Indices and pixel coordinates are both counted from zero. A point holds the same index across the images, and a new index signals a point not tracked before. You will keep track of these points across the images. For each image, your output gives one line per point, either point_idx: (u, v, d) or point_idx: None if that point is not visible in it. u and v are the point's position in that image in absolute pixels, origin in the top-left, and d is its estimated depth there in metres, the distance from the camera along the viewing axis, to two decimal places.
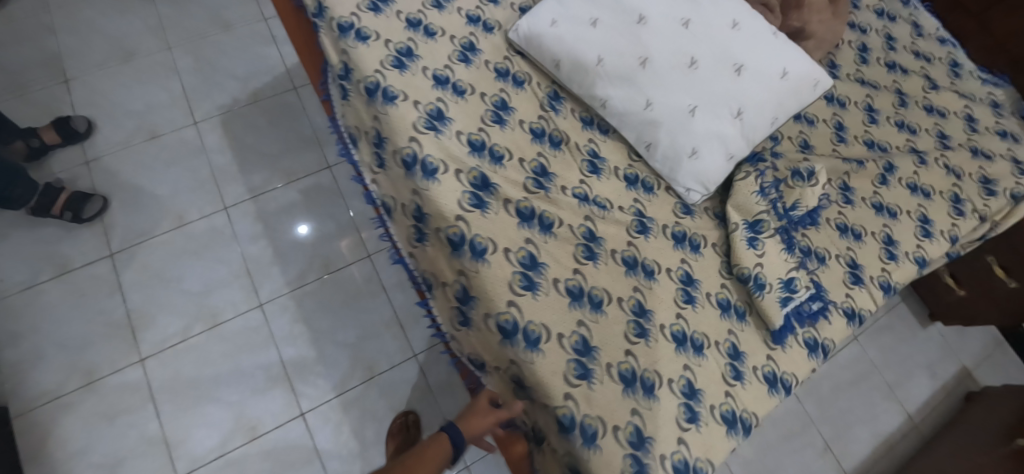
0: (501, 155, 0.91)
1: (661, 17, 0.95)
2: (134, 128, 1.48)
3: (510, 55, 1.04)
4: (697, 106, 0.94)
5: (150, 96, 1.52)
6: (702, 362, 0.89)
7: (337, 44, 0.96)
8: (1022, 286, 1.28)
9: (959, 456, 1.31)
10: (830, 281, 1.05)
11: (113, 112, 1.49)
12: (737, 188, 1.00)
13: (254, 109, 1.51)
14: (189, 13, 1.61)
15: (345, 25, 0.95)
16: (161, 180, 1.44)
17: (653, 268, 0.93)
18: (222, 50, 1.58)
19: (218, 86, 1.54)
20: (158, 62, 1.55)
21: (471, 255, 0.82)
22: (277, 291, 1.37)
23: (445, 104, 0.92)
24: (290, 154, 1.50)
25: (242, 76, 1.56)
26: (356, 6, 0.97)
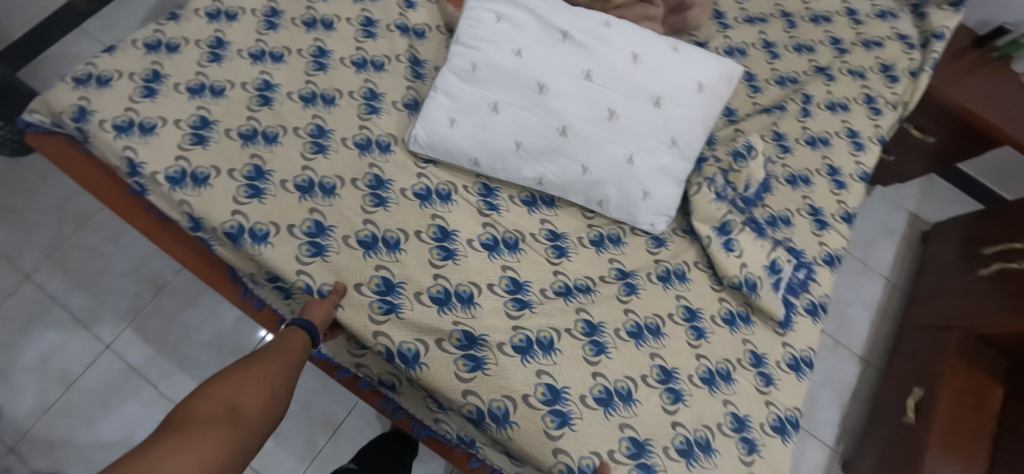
0: (468, 293, 0.84)
1: (561, 77, 0.88)
2: (41, 383, 1.17)
3: (421, 168, 0.94)
4: (632, 153, 0.89)
5: (42, 340, 1.20)
6: (735, 388, 0.91)
7: (241, 253, 0.85)
8: (941, 139, 1.34)
9: (943, 300, 1.45)
10: (801, 240, 1.09)
11: (5, 381, 1.16)
12: (695, 203, 1.00)
13: (166, 298, 1.28)
14: (28, 225, 1.27)
15: (233, 229, 0.82)
16: (108, 426, 1.17)
17: (657, 323, 0.92)
18: (96, 250, 1.29)
19: (114, 294, 1.26)
20: (24, 300, 1.22)
21: (496, 424, 0.79)
22: (293, 471, 1.16)
23: (388, 270, 0.84)
24: (228, 329, 1.28)
25: (135, 269, 1.29)
26: (233, 200, 0.84)
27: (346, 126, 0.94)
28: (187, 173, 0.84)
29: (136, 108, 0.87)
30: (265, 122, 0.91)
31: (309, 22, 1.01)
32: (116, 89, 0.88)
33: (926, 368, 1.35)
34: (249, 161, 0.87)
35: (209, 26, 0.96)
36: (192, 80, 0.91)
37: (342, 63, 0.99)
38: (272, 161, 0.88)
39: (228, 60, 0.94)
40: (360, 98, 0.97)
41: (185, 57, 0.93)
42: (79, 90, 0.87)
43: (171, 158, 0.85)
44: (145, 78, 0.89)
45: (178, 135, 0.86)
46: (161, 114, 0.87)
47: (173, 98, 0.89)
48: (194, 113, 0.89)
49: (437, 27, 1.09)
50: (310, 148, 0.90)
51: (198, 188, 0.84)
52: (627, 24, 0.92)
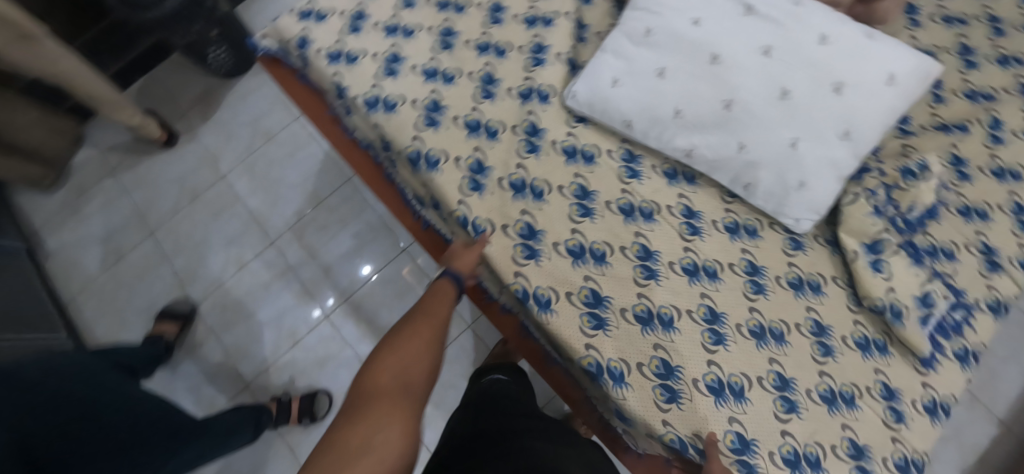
0: (601, 252, 0.86)
1: (737, 50, 0.84)
2: (222, 260, 1.45)
3: (573, 126, 0.94)
4: (799, 138, 0.84)
5: (226, 227, 1.48)
6: (857, 415, 0.85)
7: (415, 176, 0.92)
8: None
9: None
10: (964, 277, 0.98)
11: (201, 250, 1.46)
12: (847, 213, 0.93)
13: (320, 213, 1.48)
14: (230, 133, 1.56)
15: (413, 153, 0.91)
16: (265, 306, 1.41)
17: (782, 329, 0.87)
18: (275, 163, 1.53)
19: (282, 201, 1.50)
20: (220, 193, 1.51)
21: (613, 383, 0.81)
22: None
23: (531, 216, 0.87)
24: (363, 248, 1.45)
25: (300, 184, 1.51)
26: (413, 126, 0.92)
27: (512, 76, 0.97)
28: (380, 98, 0.94)
29: (345, 41, 1.00)
30: (446, 64, 0.98)
31: None
32: (331, 24, 1.01)
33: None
34: (429, 94, 0.94)
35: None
36: (390, 20, 1.01)
37: (515, 19, 1.02)
38: (447, 98, 0.94)
39: (419, 6, 1.02)
40: (528, 53, 0.99)
41: (383, 1, 1.03)
42: (302, 23, 1.02)
43: (368, 85, 0.96)
44: (352, 16, 1.01)
45: (374, 66, 0.97)
46: (364, 47, 0.99)
47: (372, 35, 1.00)
48: (388, 49, 0.98)
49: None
50: (480, 93, 0.95)
51: (387, 113, 0.93)
52: (820, 6, 0.86)
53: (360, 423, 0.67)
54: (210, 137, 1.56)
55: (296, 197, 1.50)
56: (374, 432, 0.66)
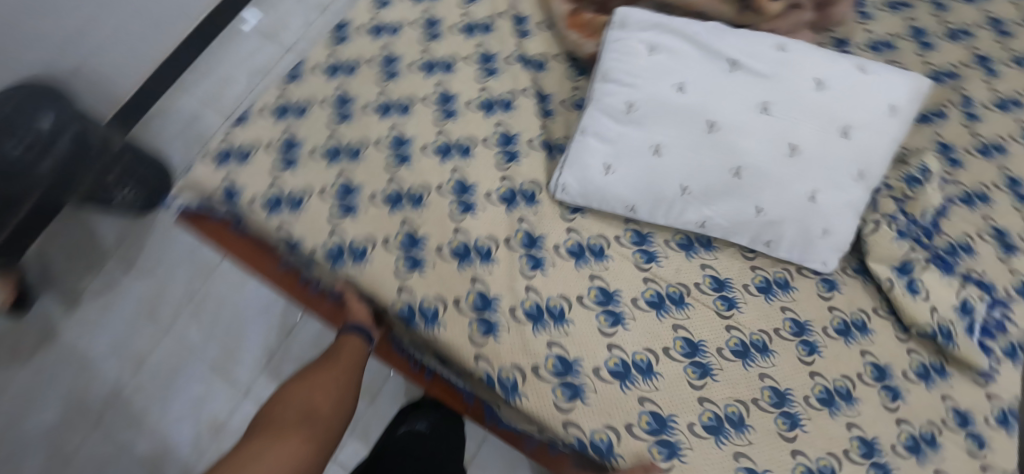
0: (646, 362, 0.75)
1: (734, 112, 0.76)
2: (194, 430, 1.22)
3: (570, 219, 0.83)
4: (817, 190, 0.78)
5: (187, 389, 1.25)
6: (942, 454, 0.82)
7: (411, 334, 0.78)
8: None
9: None
10: (989, 267, 0.95)
11: (164, 426, 1.22)
12: (873, 243, 0.89)
13: (296, 344, 1.28)
14: (161, 280, 1.31)
15: (404, 310, 0.75)
16: None
17: (847, 386, 0.82)
18: (226, 299, 1.31)
19: (247, 341, 1.28)
20: (169, 353, 1.27)
21: None
22: None
23: (561, 347, 0.74)
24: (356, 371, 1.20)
25: (263, 315, 1.30)
26: (395, 273, 0.76)
27: (486, 178, 0.84)
28: (344, 248, 0.78)
29: (280, 180, 0.82)
30: (409, 183, 0.82)
31: (427, 66, 0.93)
32: (256, 164, 0.83)
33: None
34: (401, 229, 0.79)
35: (330, 84, 0.90)
36: (326, 143, 0.85)
37: (468, 106, 0.90)
38: (422, 226, 0.79)
39: (356, 118, 0.87)
40: (496, 145, 0.87)
41: (313, 120, 0.87)
42: (222, 169, 0.83)
43: (324, 233, 0.78)
44: (280, 147, 0.84)
45: (324, 206, 0.80)
46: (305, 185, 0.81)
47: (311, 165, 0.83)
48: (335, 181, 0.82)
49: (540, 25, 1.01)
50: (457, 209, 0.81)
51: (356, 264, 0.77)
52: (805, 45, 0.79)
53: (255, 439, 0.74)
54: (138, 291, 1.30)
55: (262, 332, 1.29)
56: (258, 448, 0.72)
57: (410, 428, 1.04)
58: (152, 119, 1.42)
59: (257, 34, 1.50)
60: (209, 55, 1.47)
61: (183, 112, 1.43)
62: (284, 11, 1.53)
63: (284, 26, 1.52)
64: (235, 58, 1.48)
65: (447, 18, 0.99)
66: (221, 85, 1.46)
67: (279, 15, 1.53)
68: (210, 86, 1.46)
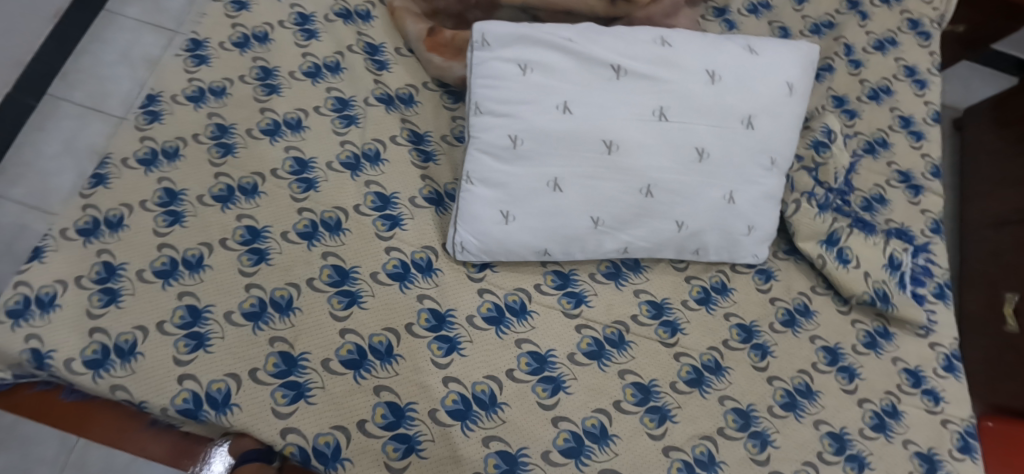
0: (599, 427, 0.67)
1: (631, 126, 0.67)
2: None
3: (479, 279, 0.72)
4: (732, 190, 0.71)
5: None
6: (907, 422, 0.80)
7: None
8: (971, 26, 1.25)
9: (995, 177, 1.35)
10: (904, 213, 0.95)
11: None
12: (797, 223, 0.85)
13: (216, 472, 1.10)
14: (28, 441, 1.07)
15: (297, 455, 0.62)
16: None
17: (806, 381, 0.78)
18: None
19: None
20: None
21: None
22: None
23: (502, 441, 0.64)
24: None
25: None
26: (273, 413, 0.62)
27: (368, 255, 0.72)
28: (201, 397, 0.62)
29: (103, 325, 0.63)
30: (271, 285, 0.68)
31: (270, 128, 0.78)
32: (67, 308, 0.63)
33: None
34: (271, 350, 0.65)
35: (150, 176, 0.72)
36: (157, 260, 0.67)
37: (330, 167, 0.77)
38: (299, 340, 0.66)
39: (190, 216, 0.71)
40: (371, 211, 0.75)
41: (134, 231, 0.68)
42: (20, 327, 0.62)
43: (172, 380, 0.62)
44: (97, 279, 0.65)
45: (168, 345, 0.63)
46: (139, 321, 0.64)
47: (142, 292, 0.65)
48: (178, 305, 0.65)
49: (398, 51, 0.89)
50: (338, 303, 0.68)
51: (221, 415, 0.62)
52: (687, 34, 0.71)
53: None
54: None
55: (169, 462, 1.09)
56: None
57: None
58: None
59: (75, 108, 1.25)
60: (18, 151, 1.20)
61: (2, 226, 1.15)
62: (100, 74, 1.29)
63: (105, 91, 1.27)
64: (52, 145, 1.22)
65: (285, 64, 0.84)
66: (42, 181, 1.19)
67: (95, 81, 1.28)
68: (29, 186, 1.18)
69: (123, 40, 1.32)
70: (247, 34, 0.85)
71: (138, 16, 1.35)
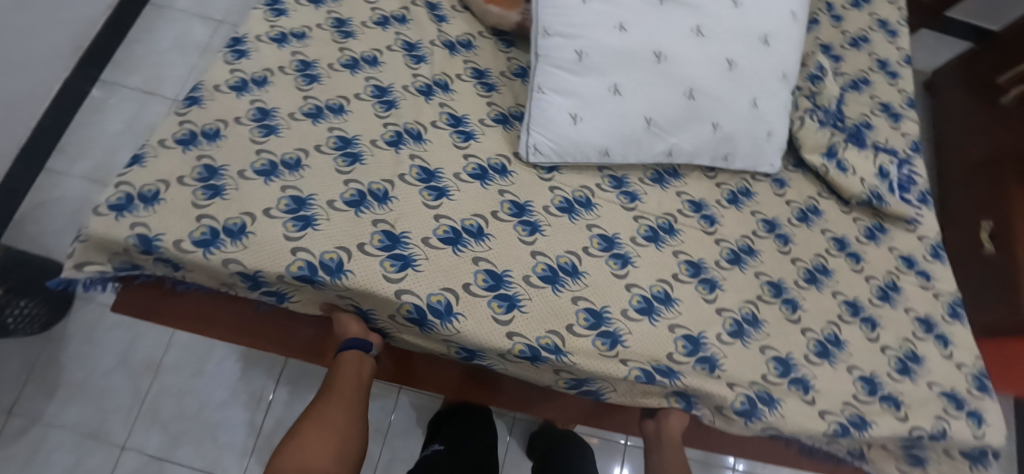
0: (663, 292, 0.79)
1: (674, 41, 0.81)
2: None
3: (549, 179, 0.85)
4: (756, 97, 0.86)
5: None
6: (907, 295, 0.94)
7: (428, 335, 0.75)
8: None
9: (965, 127, 1.56)
10: (888, 136, 1.12)
11: None
12: (803, 137, 1.01)
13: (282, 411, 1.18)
14: (102, 393, 1.15)
15: (413, 313, 0.72)
16: None
17: (822, 262, 0.92)
18: (185, 388, 1.18)
19: (225, 422, 1.17)
20: (134, 469, 1.12)
21: (766, 406, 0.77)
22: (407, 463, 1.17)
23: (587, 299, 0.76)
24: None
25: (233, 392, 1.19)
26: (385, 279, 0.72)
27: (449, 160, 0.84)
28: (315, 265, 0.72)
29: (209, 213, 0.73)
30: (367, 180, 0.79)
31: (350, 63, 0.90)
32: (175, 199, 0.73)
33: (1004, 201, 1.34)
34: (375, 230, 0.75)
35: (242, 99, 0.83)
36: (257, 162, 0.78)
37: (406, 91, 0.89)
38: (399, 222, 0.76)
39: (284, 128, 0.81)
40: (447, 126, 0.87)
41: (231, 140, 0.79)
42: (126, 217, 0.71)
43: (286, 253, 0.72)
44: (199, 177, 0.75)
45: (277, 226, 0.73)
46: (246, 209, 0.74)
47: (245, 188, 0.75)
48: (283, 196, 0.75)
49: (454, 8, 1.02)
50: (429, 196, 0.79)
51: (336, 280, 0.72)
52: None
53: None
54: (77, 415, 1.13)
55: (238, 409, 1.18)
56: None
57: (430, 451, 1.00)
58: (30, 216, 1.21)
59: (131, 91, 1.34)
60: (81, 131, 1.30)
61: (68, 198, 1.24)
62: (156, 60, 1.38)
63: (160, 76, 1.37)
64: (113, 125, 1.31)
65: (357, 16, 0.95)
66: (104, 156, 1.29)
67: (151, 67, 1.37)
68: (91, 161, 1.28)
69: (174, 29, 1.41)
70: None
71: (187, 7, 1.44)
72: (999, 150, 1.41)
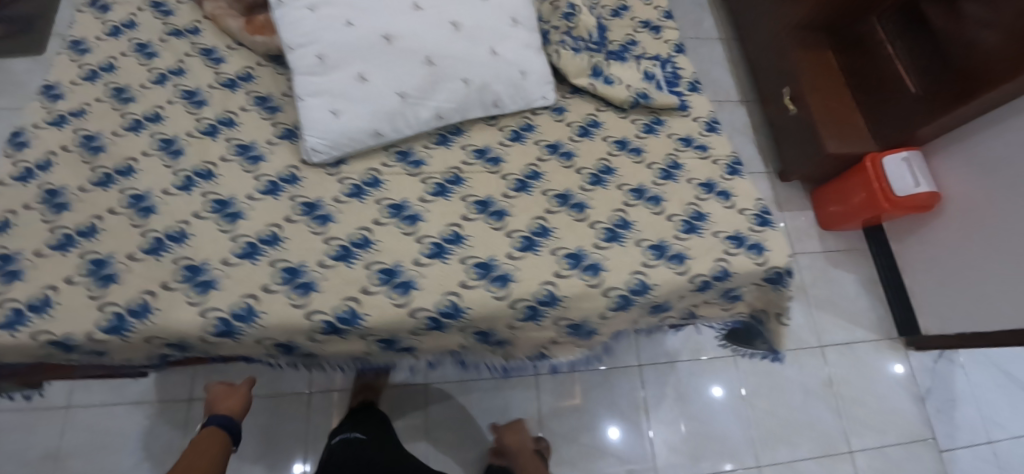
0: (453, 233, 0.88)
1: (398, 21, 0.92)
2: None
3: (337, 174, 0.93)
4: (493, 46, 0.97)
5: None
6: (687, 168, 1.04)
7: (240, 343, 0.80)
8: None
9: (750, 17, 1.74)
10: (651, 46, 1.24)
11: None
12: (563, 65, 1.10)
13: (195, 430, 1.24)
14: None
15: (220, 326, 0.78)
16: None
17: (606, 164, 1.01)
18: (95, 465, 1.20)
19: None
20: None
21: (548, 306, 0.84)
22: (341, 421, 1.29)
23: (380, 261, 0.84)
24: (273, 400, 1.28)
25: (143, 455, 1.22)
26: (189, 303, 0.79)
27: (241, 185, 0.91)
28: (124, 312, 0.78)
29: (11, 296, 0.78)
30: (164, 226, 0.85)
31: (133, 125, 0.97)
32: None
33: (793, 70, 1.55)
34: (178, 267, 0.82)
35: (31, 186, 0.89)
36: (53, 238, 0.84)
37: (191, 136, 0.97)
38: (199, 253, 0.83)
39: (75, 201, 0.88)
40: (236, 156, 0.95)
41: (23, 226, 0.85)
42: None
43: (95, 311, 0.78)
44: None
45: (81, 289, 0.79)
46: (48, 282, 0.80)
47: (44, 263, 0.81)
48: (83, 262, 0.81)
49: (228, 46, 1.09)
50: (225, 221, 0.86)
51: (144, 319, 0.78)
52: None
53: None
54: None
55: (153, 459, 1.22)
56: None
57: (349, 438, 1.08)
58: None
59: None
60: None
61: None
62: None
63: None
64: None
65: (134, 80, 1.03)
66: None
67: None
68: None
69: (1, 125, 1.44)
70: (95, 69, 1.04)
71: (7, 103, 1.46)
72: (781, 27, 1.59)
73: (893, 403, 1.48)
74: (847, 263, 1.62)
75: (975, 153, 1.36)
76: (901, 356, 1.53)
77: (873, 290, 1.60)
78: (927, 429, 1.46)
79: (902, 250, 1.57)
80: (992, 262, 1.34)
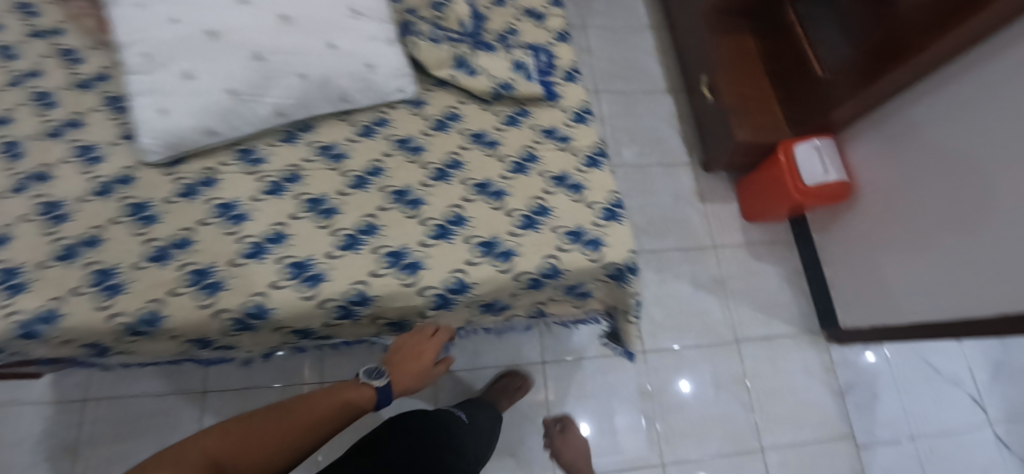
0: (275, 233, 0.88)
1: (222, 15, 0.91)
2: None
3: (172, 174, 0.92)
4: (330, 39, 0.95)
5: None
6: (542, 162, 1.02)
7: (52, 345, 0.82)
8: None
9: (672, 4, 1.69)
10: (534, 36, 1.20)
11: None
12: (423, 58, 1.06)
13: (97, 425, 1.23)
14: None
15: (21, 328, 0.78)
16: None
17: (454, 158, 1.00)
18: None
19: None
20: None
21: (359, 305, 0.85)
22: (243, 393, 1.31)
23: (194, 261, 0.84)
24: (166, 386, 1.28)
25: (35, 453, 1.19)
26: None
27: (73, 187, 0.90)
28: None
29: None
30: None
31: None
32: None
33: (707, 59, 1.51)
34: None
35: None
36: None
37: (35, 139, 0.94)
38: (14, 257, 0.82)
39: None
40: (74, 158, 0.93)
41: None
42: None
43: None
44: None
45: None
46: None
47: None
48: None
49: (87, 45, 1.07)
50: (50, 223, 0.85)
51: None
52: None
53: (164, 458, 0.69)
54: None
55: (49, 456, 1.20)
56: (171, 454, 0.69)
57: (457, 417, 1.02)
58: None
59: None
60: None
61: None
62: None
63: None
64: None
65: None
66: None
67: None
68: None
69: None
70: None
71: None
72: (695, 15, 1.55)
73: (806, 397, 1.43)
74: (770, 254, 1.57)
75: (887, 137, 1.30)
76: (821, 350, 1.48)
77: (796, 280, 1.55)
78: (845, 424, 1.42)
79: (823, 242, 1.51)
80: (910, 248, 1.27)
